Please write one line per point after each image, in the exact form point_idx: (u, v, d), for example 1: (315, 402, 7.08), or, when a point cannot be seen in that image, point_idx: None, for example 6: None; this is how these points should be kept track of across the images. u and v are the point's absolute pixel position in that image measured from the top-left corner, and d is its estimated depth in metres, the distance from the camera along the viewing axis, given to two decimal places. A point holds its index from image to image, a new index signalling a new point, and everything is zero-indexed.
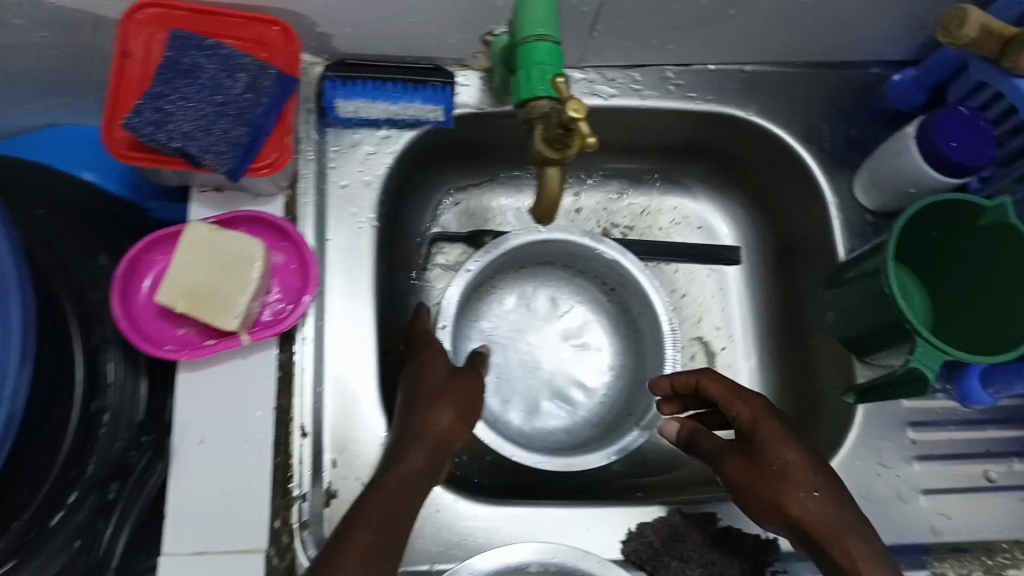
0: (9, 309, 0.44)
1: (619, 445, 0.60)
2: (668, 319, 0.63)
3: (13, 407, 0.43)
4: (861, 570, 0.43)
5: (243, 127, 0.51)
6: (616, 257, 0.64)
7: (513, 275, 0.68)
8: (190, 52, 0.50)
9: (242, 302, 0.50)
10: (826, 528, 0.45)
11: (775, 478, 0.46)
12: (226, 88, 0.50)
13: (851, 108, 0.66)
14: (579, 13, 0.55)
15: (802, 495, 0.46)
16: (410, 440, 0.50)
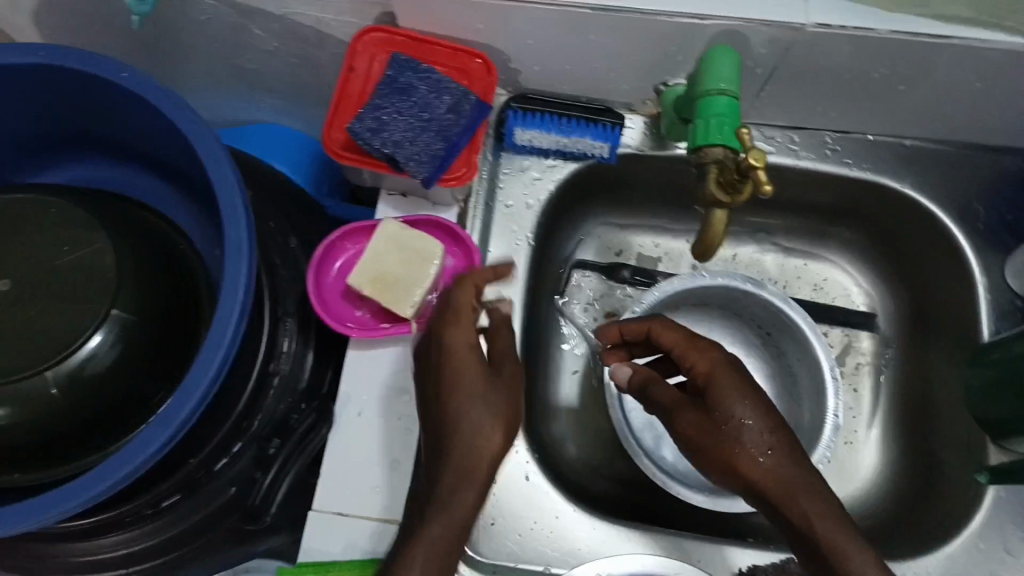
0: (239, 268, 0.51)
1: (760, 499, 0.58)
2: (829, 367, 0.63)
3: (228, 354, 0.51)
4: (813, 524, 0.46)
5: (441, 142, 0.57)
6: (780, 306, 0.65)
7: (669, 315, 0.72)
8: (406, 73, 0.57)
9: (417, 294, 0.56)
10: (781, 487, 0.47)
11: (729, 439, 0.49)
12: (433, 107, 0.57)
13: (1010, 192, 0.66)
14: (753, 73, 0.60)
15: (755, 456, 0.48)
16: (463, 472, 0.49)
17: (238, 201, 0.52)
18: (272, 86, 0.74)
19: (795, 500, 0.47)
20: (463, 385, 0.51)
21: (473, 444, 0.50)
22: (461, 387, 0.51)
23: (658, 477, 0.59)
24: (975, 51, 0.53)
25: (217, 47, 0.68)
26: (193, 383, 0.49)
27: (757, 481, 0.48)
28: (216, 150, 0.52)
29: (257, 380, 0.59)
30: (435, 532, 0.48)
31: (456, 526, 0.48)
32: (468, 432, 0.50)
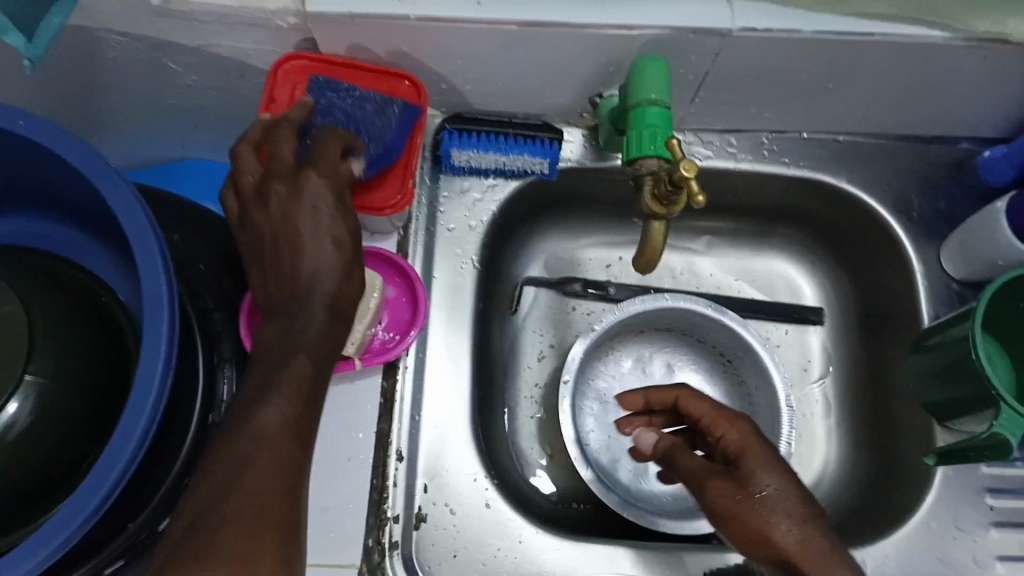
0: (159, 321, 0.48)
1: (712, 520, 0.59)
2: (782, 389, 0.64)
3: (155, 411, 0.47)
4: None
5: (376, 148, 0.54)
6: (737, 329, 0.66)
7: (632, 338, 0.72)
8: (327, 94, 0.55)
9: (359, 329, 0.54)
10: (805, 559, 0.44)
11: (755, 509, 0.46)
12: (360, 119, 0.55)
13: (942, 181, 0.68)
14: (686, 80, 0.60)
15: (779, 525, 0.45)
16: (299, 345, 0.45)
17: (154, 251, 0.49)
18: (194, 120, 0.70)
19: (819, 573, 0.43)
20: (308, 226, 0.47)
21: (311, 311, 0.46)
22: (308, 246, 0.47)
23: (601, 493, 0.60)
24: (897, 46, 0.54)
25: (132, 83, 0.65)
26: (117, 448, 0.46)
27: (780, 552, 0.45)
28: (129, 197, 0.49)
29: (197, 432, 0.56)
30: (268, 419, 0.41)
31: (295, 406, 0.43)
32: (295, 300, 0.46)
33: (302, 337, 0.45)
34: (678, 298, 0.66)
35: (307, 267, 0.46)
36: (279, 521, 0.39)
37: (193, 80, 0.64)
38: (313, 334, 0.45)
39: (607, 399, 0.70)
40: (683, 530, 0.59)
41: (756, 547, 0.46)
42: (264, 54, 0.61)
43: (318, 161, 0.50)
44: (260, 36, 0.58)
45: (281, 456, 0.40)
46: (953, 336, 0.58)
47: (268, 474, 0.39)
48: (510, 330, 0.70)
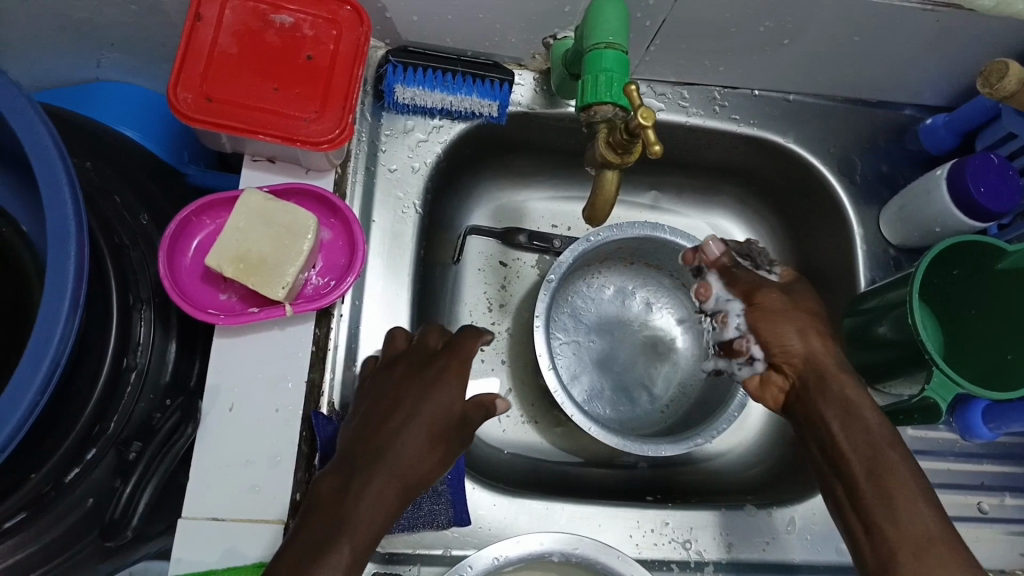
0: (65, 255, 0.44)
1: (665, 447, 0.58)
2: None
3: (61, 352, 0.44)
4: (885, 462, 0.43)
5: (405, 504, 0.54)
6: None
7: (620, 269, 0.71)
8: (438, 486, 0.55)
9: (291, 273, 0.52)
10: (861, 462, 0.44)
11: (833, 402, 0.46)
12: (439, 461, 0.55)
13: (886, 145, 0.68)
14: (642, 27, 0.58)
15: (841, 426, 0.45)
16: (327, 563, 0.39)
17: (61, 177, 0.45)
18: (109, 38, 0.64)
19: (878, 461, 0.43)
20: (429, 400, 0.47)
21: (409, 442, 0.45)
22: (421, 409, 0.46)
23: (558, 392, 0.59)
24: (857, 4, 0.54)
25: None
26: (15, 393, 0.42)
27: (852, 458, 0.44)
28: (31, 120, 0.45)
29: (108, 377, 0.53)
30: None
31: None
32: (368, 460, 0.44)
33: (333, 551, 0.40)
34: (674, 232, 0.64)
35: (372, 479, 0.43)
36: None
37: None
38: (392, 485, 0.43)
39: (580, 317, 0.71)
40: (623, 447, 0.58)
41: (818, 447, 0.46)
42: None
43: (459, 346, 0.51)
44: None
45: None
46: (889, 300, 0.59)
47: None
48: (453, 278, 0.68)
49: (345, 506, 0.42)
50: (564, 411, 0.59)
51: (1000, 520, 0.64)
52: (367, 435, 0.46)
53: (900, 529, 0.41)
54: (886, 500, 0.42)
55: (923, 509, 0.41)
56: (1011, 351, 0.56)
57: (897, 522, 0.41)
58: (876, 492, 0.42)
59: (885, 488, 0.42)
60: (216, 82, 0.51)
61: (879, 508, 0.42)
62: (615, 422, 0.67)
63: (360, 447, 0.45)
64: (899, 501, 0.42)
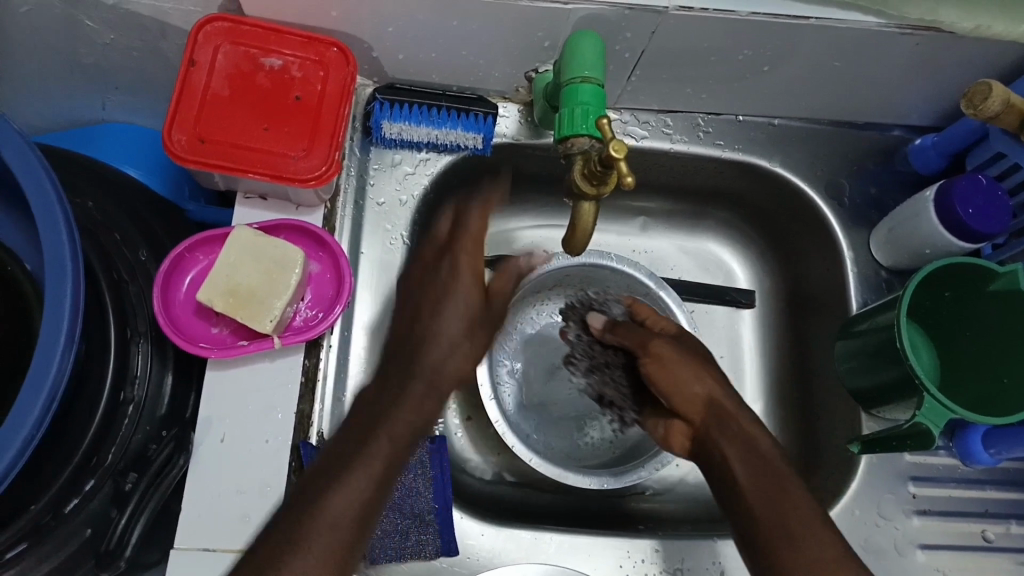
0: (62, 293, 0.46)
1: (600, 480, 0.59)
2: None
3: (57, 386, 0.45)
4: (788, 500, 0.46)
5: (392, 537, 0.55)
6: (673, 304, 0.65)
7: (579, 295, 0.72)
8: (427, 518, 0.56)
9: (279, 307, 0.53)
10: (756, 488, 0.47)
11: (734, 438, 0.51)
12: (415, 492, 0.56)
13: (874, 168, 0.68)
14: (620, 58, 0.59)
15: (739, 460, 0.49)
16: (391, 426, 0.46)
17: (59, 219, 0.47)
18: (112, 81, 0.66)
19: (778, 492, 0.47)
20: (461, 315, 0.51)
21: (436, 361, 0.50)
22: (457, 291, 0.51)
23: (497, 424, 0.60)
24: (833, 29, 0.54)
25: (43, 39, 0.61)
26: (12, 427, 0.44)
27: (750, 497, 0.47)
28: (33, 161, 0.48)
29: (106, 409, 0.54)
30: (353, 493, 0.43)
31: (371, 490, 0.43)
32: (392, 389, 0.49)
33: (392, 420, 0.47)
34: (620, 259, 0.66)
35: (403, 393, 0.48)
36: (335, 561, 0.41)
37: (110, 39, 0.60)
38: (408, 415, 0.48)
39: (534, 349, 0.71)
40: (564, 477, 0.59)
41: (722, 484, 0.50)
42: (184, 14, 0.57)
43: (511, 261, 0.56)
44: None
45: (342, 530, 0.42)
46: (879, 323, 0.59)
47: (331, 539, 0.41)
48: None
49: (378, 417, 0.47)
50: (507, 444, 0.60)
51: (1005, 550, 0.62)
52: (438, 252, 0.52)
53: (798, 552, 0.44)
54: (787, 529, 0.45)
55: (825, 537, 0.44)
56: (1008, 375, 0.55)
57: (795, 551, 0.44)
58: (776, 525, 0.45)
59: (784, 519, 0.45)
60: (208, 124, 0.54)
61: (773, 534, 0.45)
62: (577, 451, 0.67)
63: (421, 298, 0.51)
64: (796, 531, 0.45)
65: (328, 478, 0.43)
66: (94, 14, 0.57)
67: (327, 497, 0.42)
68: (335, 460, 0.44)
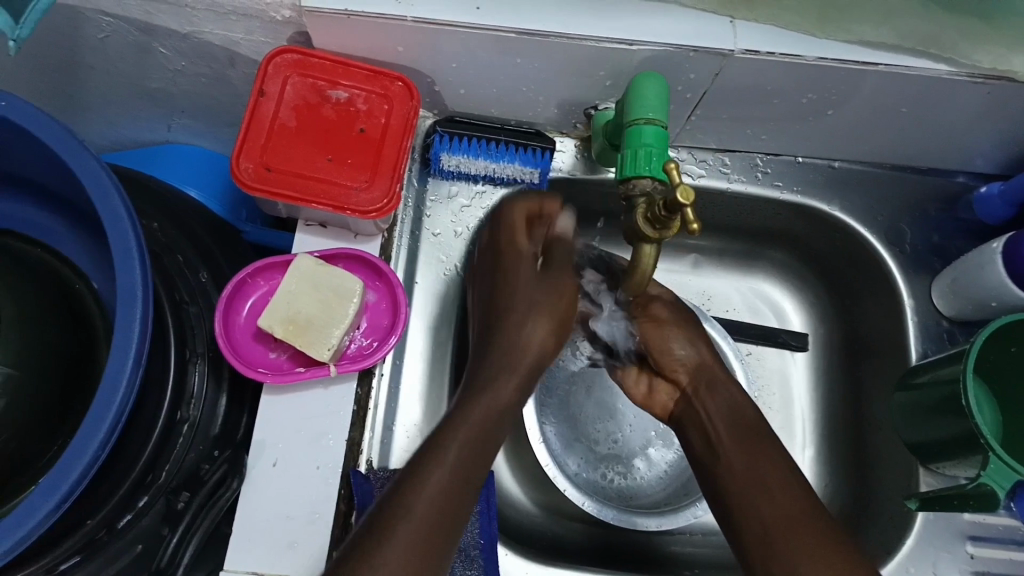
0: (131, 317, 0.47)
1: (653, 521, 0.60)
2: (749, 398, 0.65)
3: (123, 408, 0.47)
4: (773, 456, 0.49)
5: None
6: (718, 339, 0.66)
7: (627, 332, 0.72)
8: (470, 553, 0.55)
9: (336, 335, 0.54)
10: (738, 447, 0.50)
11: (718, 397, 0.54)
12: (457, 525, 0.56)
13: (936, 214, 0.67)
14: (682, 98, 0.59)
15: (724, 420, 0.52)
16: (474, 471, 0.47)
17: (131, 244, 0.48)
18: (180, 105, 0.68)
19: (755, 449, 0.50)
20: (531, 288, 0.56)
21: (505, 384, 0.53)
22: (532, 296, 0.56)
23: (549, 468, 0.62)
24: (900, 76, 0.53)
25: (117, 66, 0.63)
26: (80, 445, 0.45)
27: (730, 449, 0.51)
28: (108, 187, 0.49)
29: (162, 429, 0.55)
30: (450, 452, 0.46)
31: (453, 485, 0.45)
32: (472, 414, 0.50)
33: (480, 401, 0.51)
34: None
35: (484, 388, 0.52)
36: (437, 521, 0.43)
37: (182, 66, 0.62)
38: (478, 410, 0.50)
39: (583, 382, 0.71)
40: (618, 521, 0.60)
41: (702, 441, 0.53)
42: (255, 45, 0.59)
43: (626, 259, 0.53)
44: (251, 25, 0.56)
45: (445, 506, 0.44)
46: (941, 378, 0.58)
47: (429, 513, 0.43)
48: None
49: (431, 447, 0.47)
50: (558, 486, 0.61)
51: None
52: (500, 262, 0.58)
53: (768, 504, 0.46)
54: (761, 481, 0.48)
55: (796, 492, 0.47)
56: None
57: (772, 506, 0.46)
58: (750, 475, 0.48)
59: (758, 471, 0.48)
60: (274, 154, 0.55)
61: (750, 486, 0.48)
62: (628, 490, 0.66)
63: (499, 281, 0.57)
64: (775, 486, 0.47)
65: (403, 481, 0.45)
66: (168, 44, 0.59)
67: (407, 493, 0.44)
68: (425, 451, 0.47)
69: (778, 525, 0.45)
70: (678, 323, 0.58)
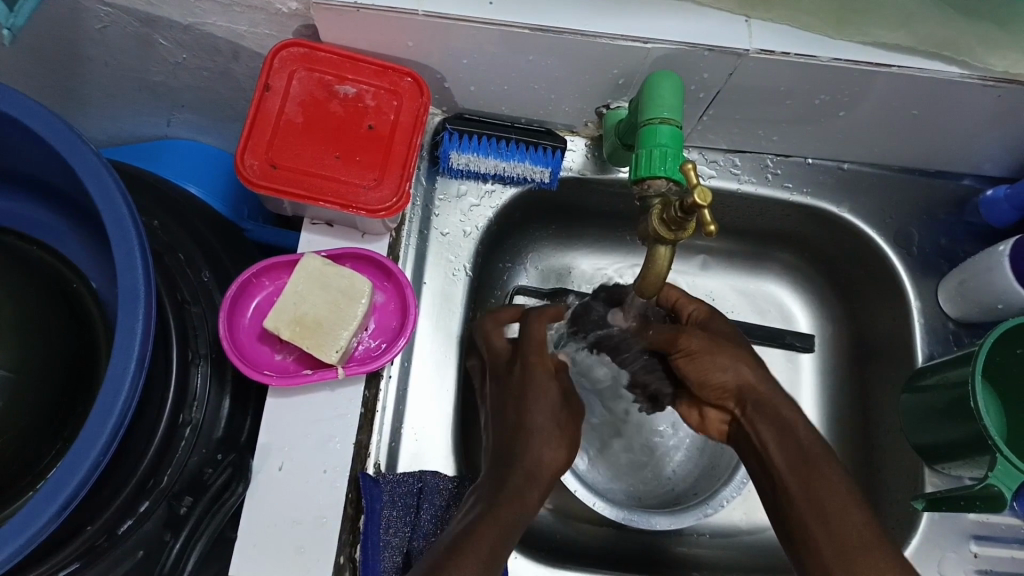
0: (134, 317, 0.46)
1: (666, 520, 0.60)
2: None
3: (125, 412, 0.45)
4: (832, 480, 0.47)
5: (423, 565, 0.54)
6: None
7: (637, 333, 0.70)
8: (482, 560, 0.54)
9: (345, 337, 0.53)
10: (795, 474, 0.48)
11: (769, 418, 0.52)
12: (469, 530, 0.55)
13: (943, 217, 0.67)
14: (696, 98, 0.59)
15: (777, 441, 0.50)
16: (497, 545, 0.46)
17: (134, 242, 0.47)
18: (180, 99, 0.67)
19: (815, 474, 0.47)
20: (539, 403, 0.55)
21: (532, 493, 0.51)
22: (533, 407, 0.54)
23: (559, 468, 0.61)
24: (914, 79, 0.53)
25: (115, 57, 0.61)
26: (83, 449, 0.44)
27: (785, 474, 0.49)
28: (108, 183, 0.47)
29: (164, 432, 0.53)
30: (473, 551, 0.44)
31: None
32: (493, 517, 0.47)
33: (501, 506, 0.48)
34: None
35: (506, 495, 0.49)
36: None
37: (183, 59, 0.60)
38: (494, 516, 0.48)
39: None
40: (629, 521, 0.60)
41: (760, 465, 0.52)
42: (261, 39, 0.57)
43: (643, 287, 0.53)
44: (257, 18, 0.54)
45: (482, 562, 0.44)
46: (949, 380, 0.58)
47: None
48: None
49: (457, 543, 0.45)
50: (568, 487, 0.61)
51: None
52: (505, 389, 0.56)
53: (829, 528, 0.45)
54: (820, 509, 0.46)
55: (857, 516, 0.45)
56: None
57: (833, 531, 0.45)
58: (809, 497, 0.47)
59: (814, 494, 0.47)
60: (281, 151, 0.53)
61: (810, 510, 0.46)
62: (637, 491, 0.66)
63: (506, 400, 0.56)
64: (834, 513, 0.45)
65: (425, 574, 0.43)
66: (169, 35, 0.58)
67: None
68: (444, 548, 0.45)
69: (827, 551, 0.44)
70: (716, 345, 0.55)
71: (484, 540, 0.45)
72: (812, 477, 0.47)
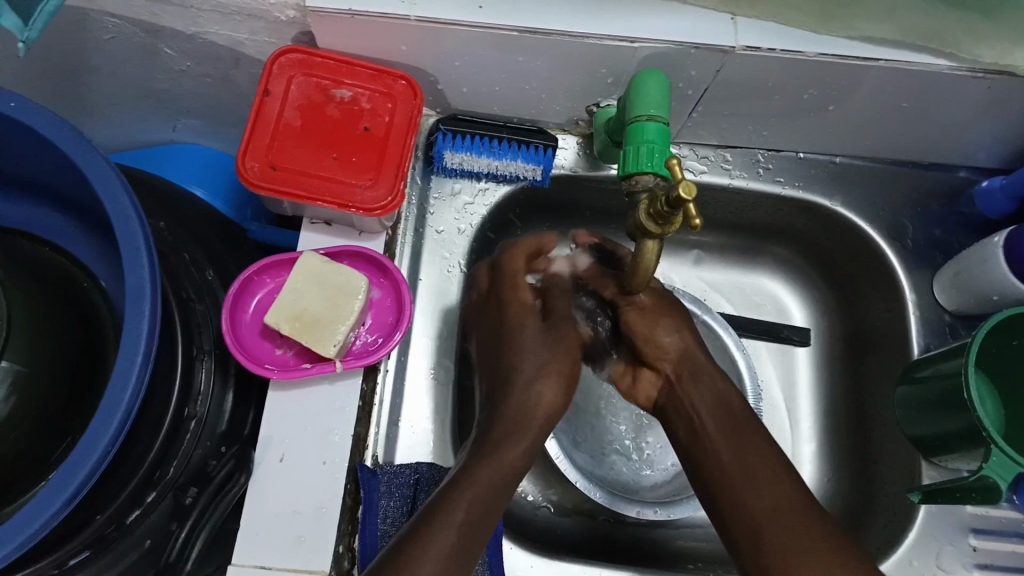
0: (140, 314, 0.48)
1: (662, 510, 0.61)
2: (752, 392, 0.65)
3: (132, 405, 0.47)
4: (768, 465, 0.51)
5: None
6: (719, 330, 0.67)
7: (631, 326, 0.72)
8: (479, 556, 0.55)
9: (342, 332, 0.54)
10: (734, 456, 0.52)
11: (705, 390, 0.56)
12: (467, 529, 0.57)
13: (938, 209, 0.67)
14: (684, 95, 0.60)
15: (713, 418, 0.55)
16: (492, 511, 0.50)
17: (140, 242, 0.49)
18: (185, 106, 0.69)
19: (754, 457, 0.51)
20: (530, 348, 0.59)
21: (513, 447, 0.54)
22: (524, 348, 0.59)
23: (558, 459, 0.62)
24: (902, 71, 0.54)
25: (123, 66, 0.63)
26: (91, 441, 0.46)
27: (724, 453, 0.52)
28: (115, 186, 0.49)
29: (170, 426, 0.55)
30: (456, 514, 0.48)
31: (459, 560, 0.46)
32: (486, 471, 0.51)
33: (491, 462, 0.52)
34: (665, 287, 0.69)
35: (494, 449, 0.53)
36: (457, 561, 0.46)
37: (188, 66, 0.63)
38: (484, 478, 0.51)
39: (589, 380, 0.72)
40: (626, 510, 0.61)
41: (688, 436, 0.55)
42: (260, 45, 0.59)
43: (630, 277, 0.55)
44: (256, 26, 0.56)
45: (462, 543, 0.47)
46: (944, 371, 0.58)
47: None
48: None
49: (439, 504, 0.49)
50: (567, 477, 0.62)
51: None
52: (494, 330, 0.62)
53: (776, 527, 0.47)
54: (769, 502, 0.49)
55: (797, 501, 0.48)
56: None
57: (770, 520, 0.48)
58: (744, 479, 0.50)
59: (747, 476, 0.51)
60: (280, 153, 0.55)
61: (743, 491, 0.50)
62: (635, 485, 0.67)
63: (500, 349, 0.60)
64: (766, 524, 0.48)
65: (408, 545, 0.46)
66: (174, 44, 0.60)
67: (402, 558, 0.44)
68: (433, 507, 0.48)
69: (757, 516, 0.48)
70: (660, 310, 0.59)
71: (475, 514, 0.48)
72: (751, 469, 0.51)
